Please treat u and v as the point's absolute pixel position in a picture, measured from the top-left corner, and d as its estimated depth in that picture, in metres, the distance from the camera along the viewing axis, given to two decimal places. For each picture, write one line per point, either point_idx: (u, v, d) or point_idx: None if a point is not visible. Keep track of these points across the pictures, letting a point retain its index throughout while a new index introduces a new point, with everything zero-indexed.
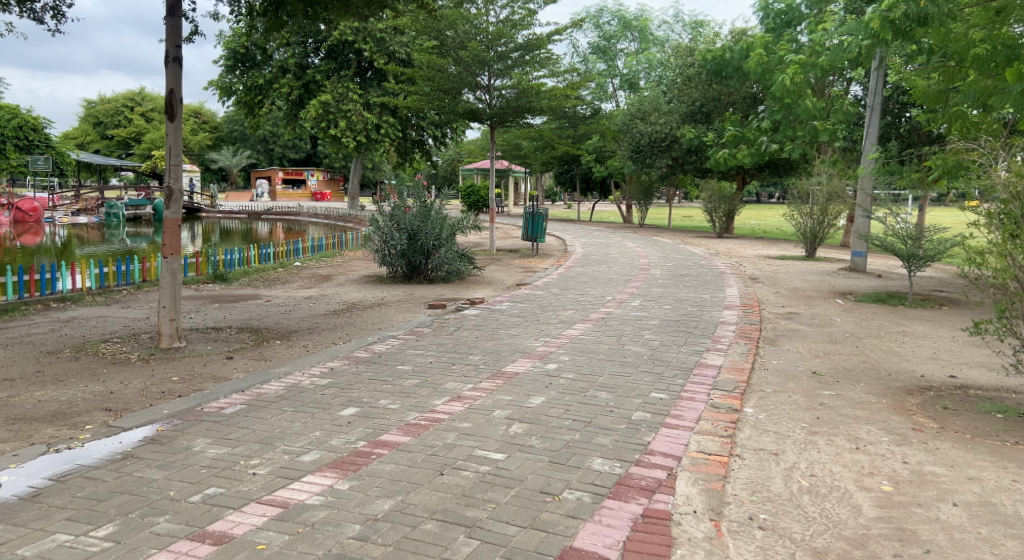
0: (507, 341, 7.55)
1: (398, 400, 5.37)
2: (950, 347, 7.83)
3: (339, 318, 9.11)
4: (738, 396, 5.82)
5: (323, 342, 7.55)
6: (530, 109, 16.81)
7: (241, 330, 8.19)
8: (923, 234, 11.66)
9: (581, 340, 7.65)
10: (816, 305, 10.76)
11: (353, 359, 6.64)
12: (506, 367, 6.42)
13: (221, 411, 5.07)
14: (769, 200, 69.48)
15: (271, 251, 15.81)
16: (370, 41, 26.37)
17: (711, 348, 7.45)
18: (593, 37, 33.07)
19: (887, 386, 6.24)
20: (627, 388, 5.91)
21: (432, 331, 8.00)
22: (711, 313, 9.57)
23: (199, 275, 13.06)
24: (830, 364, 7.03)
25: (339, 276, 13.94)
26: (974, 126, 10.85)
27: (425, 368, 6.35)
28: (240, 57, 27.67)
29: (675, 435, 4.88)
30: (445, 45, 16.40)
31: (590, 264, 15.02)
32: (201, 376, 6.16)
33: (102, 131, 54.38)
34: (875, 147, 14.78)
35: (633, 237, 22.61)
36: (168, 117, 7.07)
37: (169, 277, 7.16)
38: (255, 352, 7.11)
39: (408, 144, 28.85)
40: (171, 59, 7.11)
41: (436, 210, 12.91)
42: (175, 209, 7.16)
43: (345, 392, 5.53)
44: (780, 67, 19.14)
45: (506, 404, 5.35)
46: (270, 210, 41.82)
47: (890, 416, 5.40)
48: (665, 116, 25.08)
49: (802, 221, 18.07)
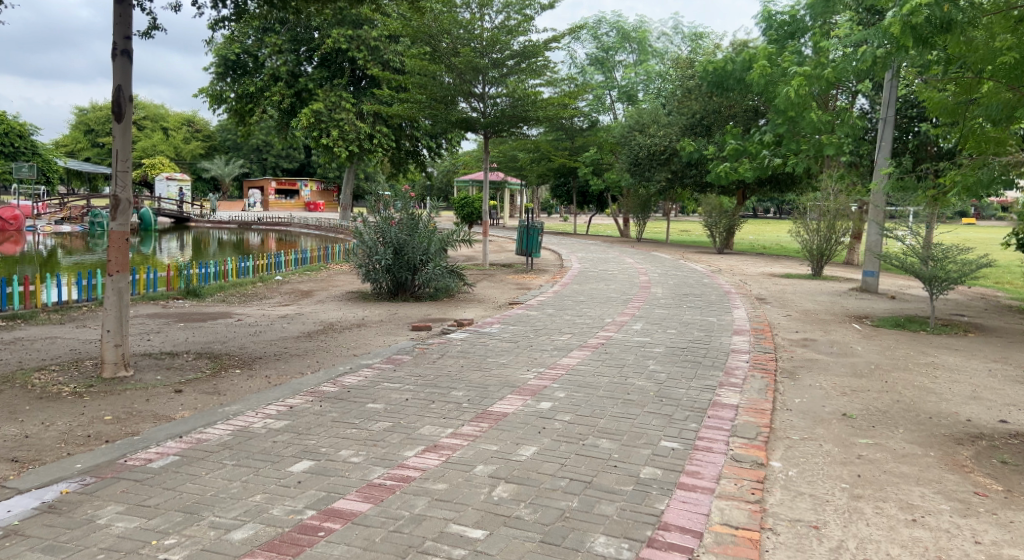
0: (496, 372, 6.70)
1: (364, 451, 4.54)
2: (991, 385, 7.04)
3: (312, 341, 8.24)
4: (761, 446, 5.01)
5: (289, 372, 6.69)
6: (526, 120, 15.98)
7: (198, 356, 7.30)
8: (946, 254, 10.85)
9: (579, 371, 6.83)
10: (833, 331, 9.95)
11: (320, 395, 5.79)
12: (493, 407, 5.57)
13: (149, 463, 4.21)
14: (766, 215, 69.16)
15: (250, 264, 14.94)
16: (364, 49, 25.48)
17: (725, 383, 6.61)
18: (590, 48, 32.49)
19: (932, 434, 5.43)
20: (632, 435, 5.06)
21: (412, 360, 7.17)
22: (721, 340, 8.73)
23: (169, 291, 12.16)
24: (861, 405, 6.20)
25: (320, 292, 13.07)
26: (988, 141, 10.06)
27: (400, 408, 5.49)
28: (231, 65, 26.74)
29: (693, 500, 4.08)
30: (437, 51, 15.66)
31: (588, 281, 14.24)
32: (138, 414, 5.30)
33: (92, 139, 53.32)
34: (888, 162, 14.01)
35: (631, 253, 21.76)
36: (116, 117, 6.23)
37: (114, 298, 6.30)
38: (209, 384, 6.24)
39: (402, 155, 28.09)
40: (120, 52, 6.26)
41: (424, 223, 12.13)
42: (122, 220, 6.30)
43: (299, 440, 4.67)
44: (783, 79, 18.38)
45: (491, 456, 4.51)
46: (260, 220, 40.89)
47: (945, 475, 4.60)
48: (665, 129, 24.36)
49: (808, 238, 17.27)
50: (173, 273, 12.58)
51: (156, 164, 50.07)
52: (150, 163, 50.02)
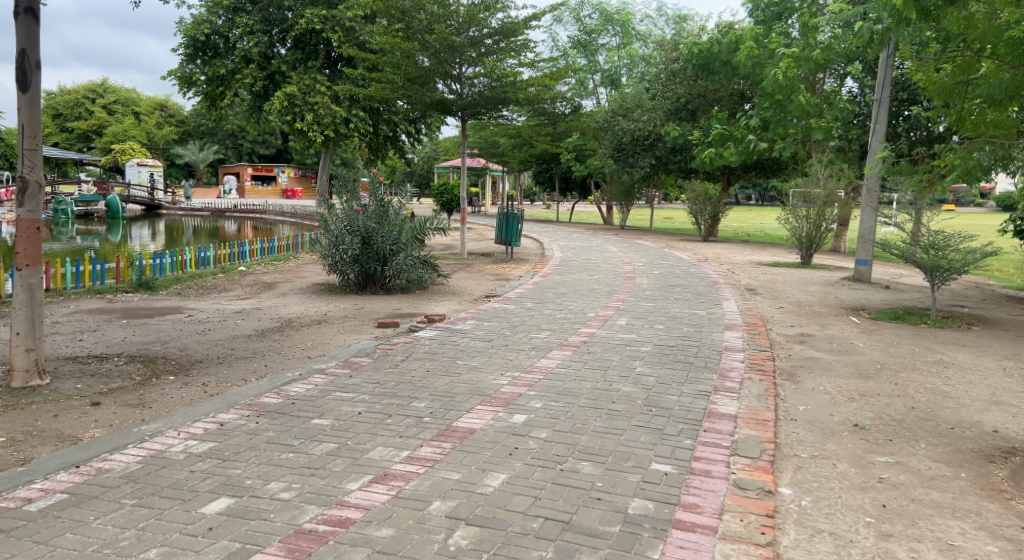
0: (466, 378, 5.95)
1: (298, 483, 3.79)
2: (1009, 387, 6.44)
3: (264, 341, 7.44)
4: (766, 468, 4.32)
5: (230, 380, 5.89)
6: (505, 102, 15.12)
7: (131, 359, 6.48)
8: (947, 242, 10.16)
9: (558, 376, 6.10)
10: (831, 324, 9.27)
11: (257, 409, 5.00)
12: (458, 421, 4.84)
13: (26, 504, 3.46)
14: (748, 202, 69.22)
15: (210, 254, 14.03)
16: (339, 30, 24.44)
17: (720, 389, 5.90)
18: (573, 30, 31.67)
19: (958, 450, 4.78)
20: (618, 457, 4.34)
21: (372, 363, 6.41)
22: (712, 337, 8.02)
23: (118, 284, 11.24)
24: (872, 413, 5.54)
25: (284, 284, 12.26)
26: (986, 123, 9.35)
27: (350, 424, 4.73)
28: (200, 46, 25.43)
29: (693, 545, 3.39)
30: (411, 28, 14.74)
31: (569, 271, 13.52)
32: (38, 435, 4.49)
33: (60, 124, 50.77)
34: (883, 146, 13.33)
35: (616, 241, 21.00)
36: (20, 86, 5.40)
37: (25, 296, 5.49)
38: (136, 394, 5.44)
39: (380, 140, 27.15)
40: (22, 10, 5.43)
41: (395, 210, 11.35)
42: (31, 207, 5.47)
43: (221, 470, 3.91)
44: (771, 61, 17.57)
45: (451, 489, 3.78)
46: (235, 208, 39.81)
47: (983, 504, 3.95)
48: (648, 113, 23.59)
49: (796, 224, 16.58)
50: (124, 264, 11.69)
51: (126, 150, 48.39)
52: (120, 148, 48.38)
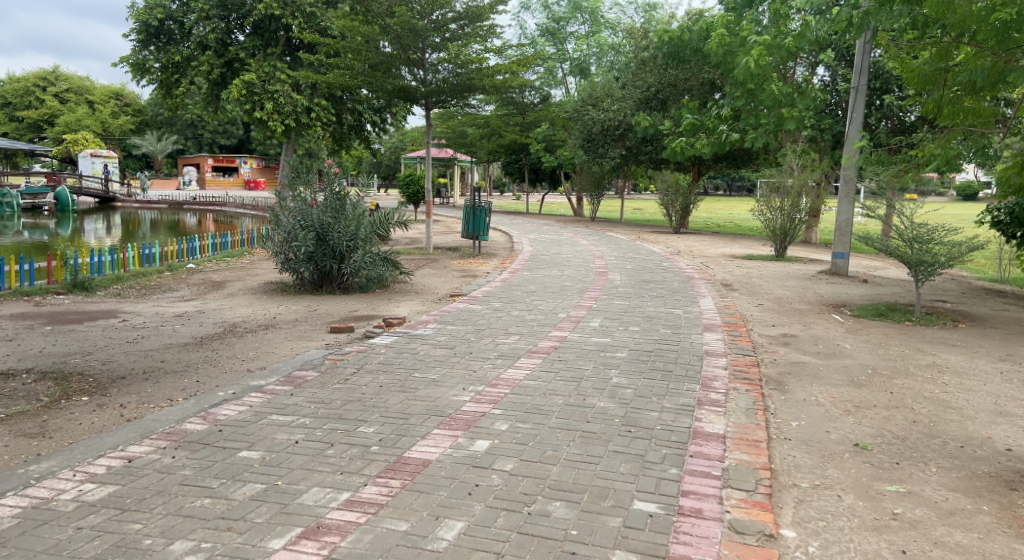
0: (423, 395, 5.29)
1: (209, 541, 3.13)
2: (1012, 394, 5.98)
3: (200, 351, 6.69)
4: (764, 503, 3.75)
5: (152, 400, 5.17)
6: (471, 89, 14.39)
7: (41, 376, 5.71)
8: (931, 236, 9.60)
9: (527, 390, 5.47)
10: (813, 323, 8.79)
11: (175, 440, 4.29)
12: (409, 451, 4.19)
13: None
14: (716, 192, 68.88)
15: (155, 251, 13.13)
16: (299, 15, 23.51)
17: (707, 404, 5.31)
18: (541, 18, 31.06)
19: (974, 474, 4.27)
20: (595, 494, 3.74)
21: (320, 378, 5.72)
22: (692, 340, 7.46)
23: (50, 285, 10.35)
24: (873, 429, 5.01)
25: (234, 283, 11.46)
26: (963, 112, 8.75)
27: (284, 458, 4.05)
28: (153, 31, 24.21)
29: None
30: (371, 12, 13.91)
31: (538, 266, 12.88)
32: None
33: (9, 114, 48.89)
34: (859, 135, 12.79)
35: (587, 233, 20.39)
36: None
37: None
38: (38, 420, 4.70)
39: (343, 130, 26.20)
40: None
41: (352, 204, 10.59)
42: None
43: (117, 525, 3.23)
44: (743, 48, 17.07)
45: (397, 546, 3.15)
46: (194, 200, 38.48)
47: (1014, 546, 3.44)
48: (618, 102, 23.02)
49: (771, 217, 16.12)
50: (57, 262, 10.79)
51: (80, 140, 46.62)
52: (74, 138, 46.62)
